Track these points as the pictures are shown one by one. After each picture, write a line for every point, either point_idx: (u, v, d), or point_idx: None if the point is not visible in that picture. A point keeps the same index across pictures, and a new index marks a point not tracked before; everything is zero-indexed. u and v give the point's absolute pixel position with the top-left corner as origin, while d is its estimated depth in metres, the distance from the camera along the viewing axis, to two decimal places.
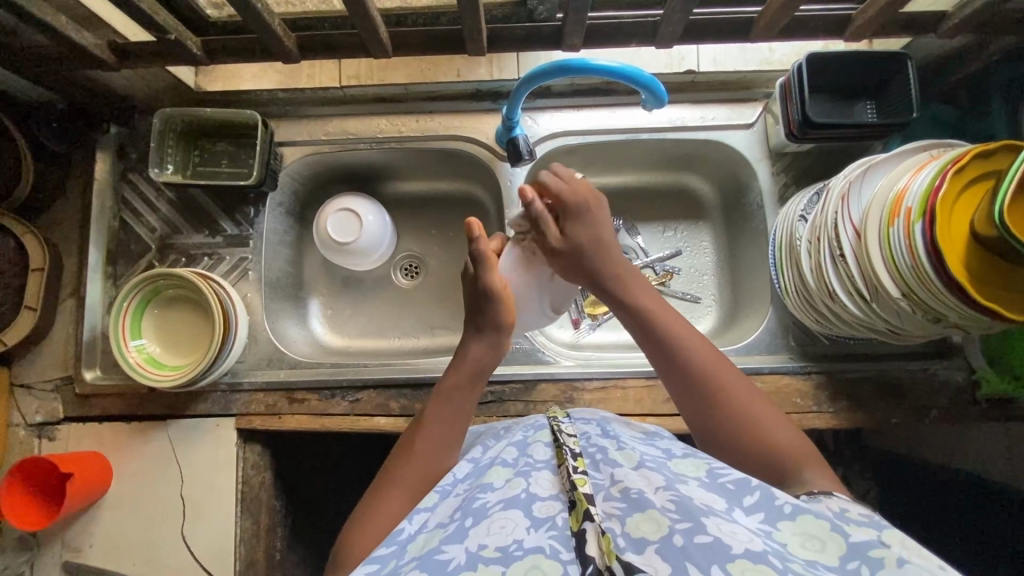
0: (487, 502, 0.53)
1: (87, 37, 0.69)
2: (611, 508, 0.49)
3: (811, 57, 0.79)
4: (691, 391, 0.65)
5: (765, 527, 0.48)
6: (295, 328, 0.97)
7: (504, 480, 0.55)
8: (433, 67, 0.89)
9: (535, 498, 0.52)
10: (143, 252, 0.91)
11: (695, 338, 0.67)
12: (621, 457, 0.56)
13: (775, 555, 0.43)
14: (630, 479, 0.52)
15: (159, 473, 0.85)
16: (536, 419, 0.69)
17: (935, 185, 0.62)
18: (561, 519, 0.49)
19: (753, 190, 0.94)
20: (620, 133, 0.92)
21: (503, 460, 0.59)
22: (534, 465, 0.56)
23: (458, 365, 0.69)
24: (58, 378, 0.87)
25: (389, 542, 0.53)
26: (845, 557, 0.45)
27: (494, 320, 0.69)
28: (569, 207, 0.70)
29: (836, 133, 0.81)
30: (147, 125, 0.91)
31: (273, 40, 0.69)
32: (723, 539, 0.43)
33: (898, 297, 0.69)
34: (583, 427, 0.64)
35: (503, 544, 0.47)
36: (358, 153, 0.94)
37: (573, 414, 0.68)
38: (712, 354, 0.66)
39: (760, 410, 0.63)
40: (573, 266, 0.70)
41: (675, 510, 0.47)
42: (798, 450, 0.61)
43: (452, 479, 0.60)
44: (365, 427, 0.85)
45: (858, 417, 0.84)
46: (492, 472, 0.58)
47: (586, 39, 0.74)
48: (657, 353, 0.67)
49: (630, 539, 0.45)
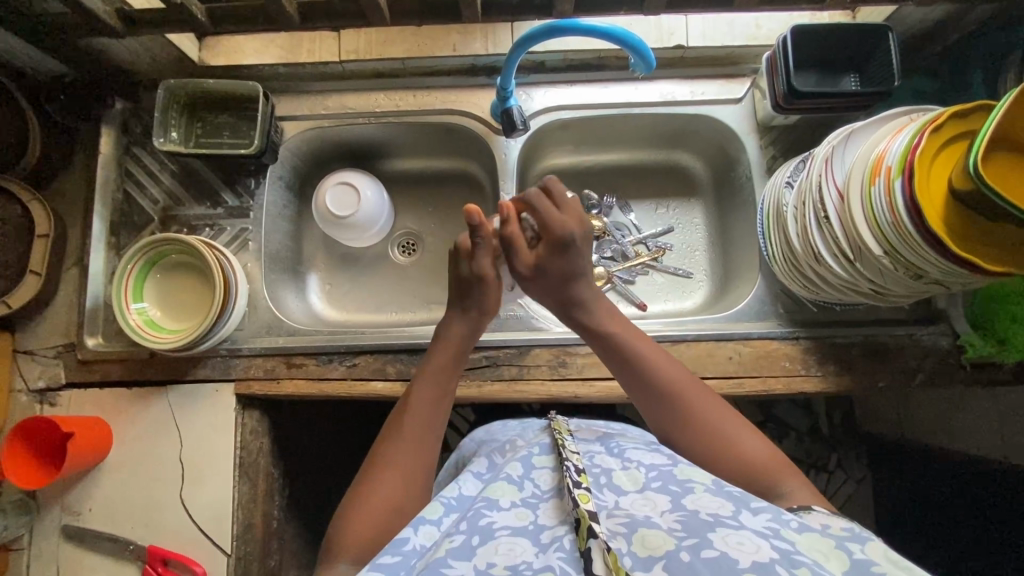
0: (493, 522, 0.54)
1: (97, 3, 0.72)
2: (616, 525, 0.51)
3: (795, 30, 0.82)
4: (654, 403, 0.69)
5: (773, 526, 0.50)
6: (295, 300, 0.99)
7: (511, 503, 0.57)
8: (431, 41, 0.91)
9: (543, 528, 0.53)
10: (146, 223, 0.93)
11: (665, 359, 0.71)
12: (626, 479, 0.59)
13: (783, 563, 0.44)
14: (635, 505, 0.54)
15: (160, 437, 0.86)
16: (541, 436, 0.71)
17: (913, 143, 0.65)
18: (568, 540, 0.51)
19: (742, 164, 0.96)
20: (612, 108, 0.95)
21: (508, 476, 0.61)
22: (541, 496, 0.58)
23: (441, 347, 0.73)
24: (60, 345, 0.89)
25: (394, 551, 0.53)
26: (851, 572, 0.46)
27: (481, 305, 0.75)
28: (553, 237, 0.71)
29: (820, 102, 0.83)
30: (151, 100, 0.95)
31: (275, 5, 0.72)
32: (729, 554, 0.46)
33: (879, 255, 0.71)
34: (588, 446, 0.68)
35: (511, 563, 0.49)
36: (357, 127, 0.97)
37: (576, 434, 0.72)
38: (688, 381, 0.69)
39: (725, 422, 0.66)
40: (546, 288, 0.74)
41: (682, 529, 0.49)
42: (767, 462, 0.63)
43: (457, 495, 0.62)
44: (363, 392, 0.86)
45: (847, 381, 0.86)
46: (497, 488, 0.60)
47: (577, 7, 0.76)
48: (626, 375, 0.71)
49: (637, 558, 0.47)
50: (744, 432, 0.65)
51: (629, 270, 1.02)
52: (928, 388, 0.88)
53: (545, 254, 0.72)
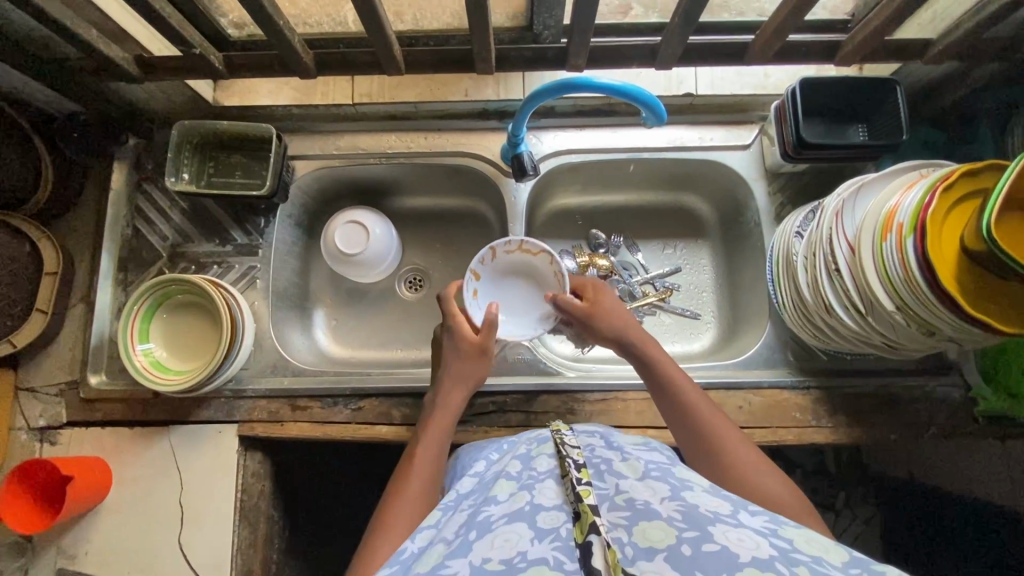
0: (491, 516, 0.53)
1: (115, 50, 0.73)
2: (617, 517, 0.49)
3: (804, 83, 0.83)
4: (684, 429, 0.69)
5: (771, 526, 0.48)
6: (300, 337, 0.98)
7: (508, 494, 0.56)
8: (442, 86, 0.94)
9: (539, 509, 0.51)
10: (154, 259, 0.93)
11: (701, 397, 0.71)
12: (626, 468, 0.58)
13: (782, 561, 0.43)
14: (636, 489, 0.53)
15: (160, 478, 0.85)
16: (542, 431, 0.68)
17: (925, 202, 0.65)
18: (566, 530, 0.48)
19: (750, 209, 0.97)
20: (621, 152, 0.95)
21: (508, 474, 0.60)
22: (537, 477, 0.56)
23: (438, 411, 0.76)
24: (63, 383, 0.88)
25: (392, 562, 0.53)
26: (849, 563, 0.43)
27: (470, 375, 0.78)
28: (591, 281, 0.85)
29: (830, 153, 0.84)
30: (164, 138, 0.95)
31: (293, 56, 0.73)
32: (729, 549, 0.44)
33: (892, 310, 0.70)
34: (587, 439, 0.65)
35: (506, 558, 0.47)
36: (368, 167, 0.97)
37: (575, 428, 0.68)
38: (721, 420, 0.69)
39: (755, 465, 0.64)
40: (605, 325, 0.79)
41: (682, 519, 0.47)
42: (790, 507, 0.61)
43: (455, 495, 0.61)
44: (367, 436, 0.85)
45: (857, 433, 0.85)
46: (498, 486, 0.58)
47: (590, 61, 0.78)
48: (662, 403, 0.73)
49: (638, 548, 0.46)
50: (772, 476, 0.63)
51: (636, 310, 1.01)
52: (940, 440, 0.87)
53: (595, 295, 0.82)
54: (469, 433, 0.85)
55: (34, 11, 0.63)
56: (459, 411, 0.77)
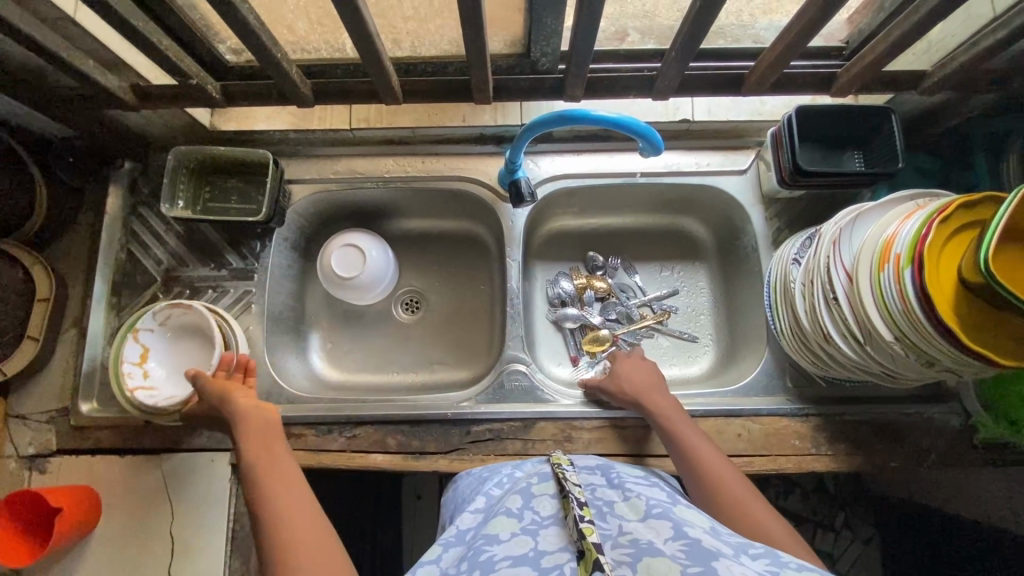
0: (494, 555, 0.52)
1: (112, 80, 0.73)
2: (621, 554, 0.49)
3: (799, 111, 0.83)
4: (691, 467, 0.71)
5: (774, 568, 0.47)
6: (295, 362, 0.97)
7: (510, 534, 0.55)
8: (440, 112, 0.95)
9: (544, 553, 0.51)
10: (148, 283, 0.92)
11: (701, 437, 0.74)
12: (628, 509, 0.57)
13: None
14: (640, 532, 0.52)
15: (150, 507, 0.83)
16: (542, 466, 0.68)
17: (922, 233, 0.64)
18: (570, 568, 0.49)
19: (747, 234, 0.97)
20: (618, 177, 0.96)
21: (508, 510, 0.59)
22: (541, 523, 0.56)
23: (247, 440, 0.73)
24: (53, 410, 0.87)
25: None
26: None
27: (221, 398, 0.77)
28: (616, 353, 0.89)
29: (827, 181, 0.84)
30: (161, 161, 0.95)
31: (290, 86, 0.74)
32: None
33: (890, 340, 0.70)
34: (588, 477, 0.66)
35: None
36: (364, 191, 0.97)
37: (576, 463, 0.69)
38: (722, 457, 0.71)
39: (756, 499, 0.65)
40: (630, 388, 0.82)
41: (687, 556, 0.47)
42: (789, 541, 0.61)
43: (456, 531, 0.60)
44: (361, 464, 0.84)
45: (857, 461, 0.84)
46: (497, 523, 0.57)
47: (586, 91, 0.79)
48: (669, 442, 0.75)
49: None
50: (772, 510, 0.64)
51: (634, 333, 1.01)
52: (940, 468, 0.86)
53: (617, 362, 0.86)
54: (465, 462, 0.84)
55: (32, 45, 0.63)
56: (269, 424, 0.75)
